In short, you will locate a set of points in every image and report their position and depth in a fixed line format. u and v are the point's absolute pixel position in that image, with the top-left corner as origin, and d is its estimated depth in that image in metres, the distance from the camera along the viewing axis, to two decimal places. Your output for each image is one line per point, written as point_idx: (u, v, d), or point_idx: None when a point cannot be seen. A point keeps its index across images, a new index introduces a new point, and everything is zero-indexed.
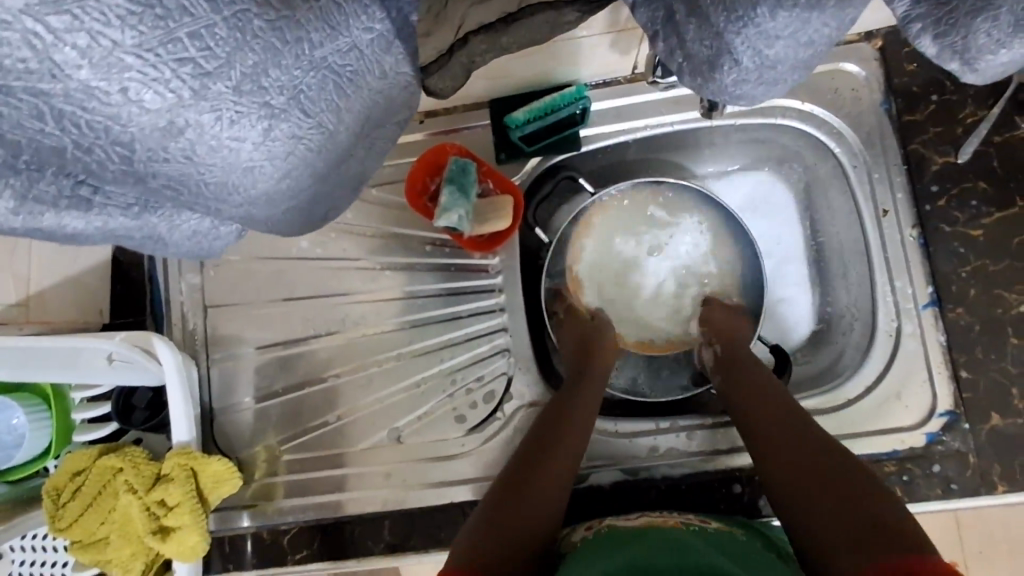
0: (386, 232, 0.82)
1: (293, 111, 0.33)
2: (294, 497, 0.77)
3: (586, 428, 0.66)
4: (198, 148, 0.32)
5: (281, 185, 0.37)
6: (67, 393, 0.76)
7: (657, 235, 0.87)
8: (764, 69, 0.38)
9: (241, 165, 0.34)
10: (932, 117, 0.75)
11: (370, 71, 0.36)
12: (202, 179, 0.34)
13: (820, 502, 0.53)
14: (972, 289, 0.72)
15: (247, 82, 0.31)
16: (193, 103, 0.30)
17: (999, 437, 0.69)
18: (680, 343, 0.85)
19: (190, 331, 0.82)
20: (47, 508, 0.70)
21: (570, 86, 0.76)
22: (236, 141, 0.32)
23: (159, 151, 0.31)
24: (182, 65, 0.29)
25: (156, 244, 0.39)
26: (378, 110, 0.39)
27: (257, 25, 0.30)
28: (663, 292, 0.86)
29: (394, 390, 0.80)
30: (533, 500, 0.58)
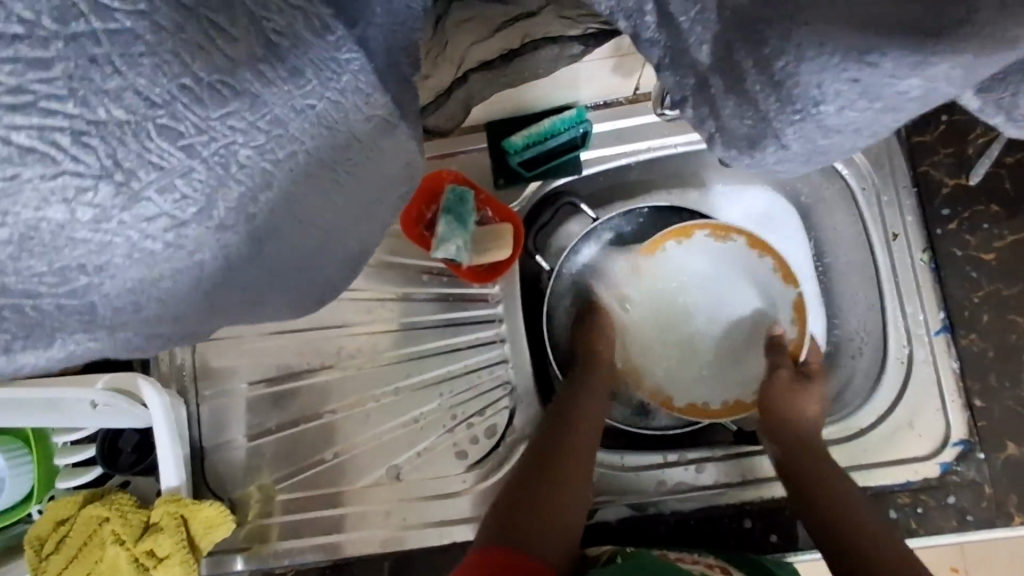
0: (381, 261, 0.79)
1: (282, 225, 0.36)
2: (290, 538, 0.75)
3: (591, 440, 0.66)
4: (186, 286, 0.34)
5: (271, 279, 0.40)
6: (48, 436, 0.72)
7: (699, 280, 0.81)
8: (812, 155, 0.37)
9: (235, 283, 0.37)
10: (942, 138, 0.73)
11: (364, 162, 0.37)
12: (183, 312, 0.36)
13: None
14: (985, 314, 0.70)
15: (232, 216, 0.33)
16: (172, 254, 0.32)
17: (1014, 466, 0.68)
18: (746, 408, 0.78)
19: (178, 366, 0.78)
20: (30, 560, 0.67)
21: (570, 109, 0.73)
22: (220, 270, 0.35)
23: (132, 303, 0.34)
24: (155, 222, 0.31)
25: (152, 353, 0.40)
26: (380, 190, 0.41)
27: (240, 155, 0.31)
28: (718, 347, 0.81)
29: (393, 426, 0.77)
30: (544, 518, 0.58)
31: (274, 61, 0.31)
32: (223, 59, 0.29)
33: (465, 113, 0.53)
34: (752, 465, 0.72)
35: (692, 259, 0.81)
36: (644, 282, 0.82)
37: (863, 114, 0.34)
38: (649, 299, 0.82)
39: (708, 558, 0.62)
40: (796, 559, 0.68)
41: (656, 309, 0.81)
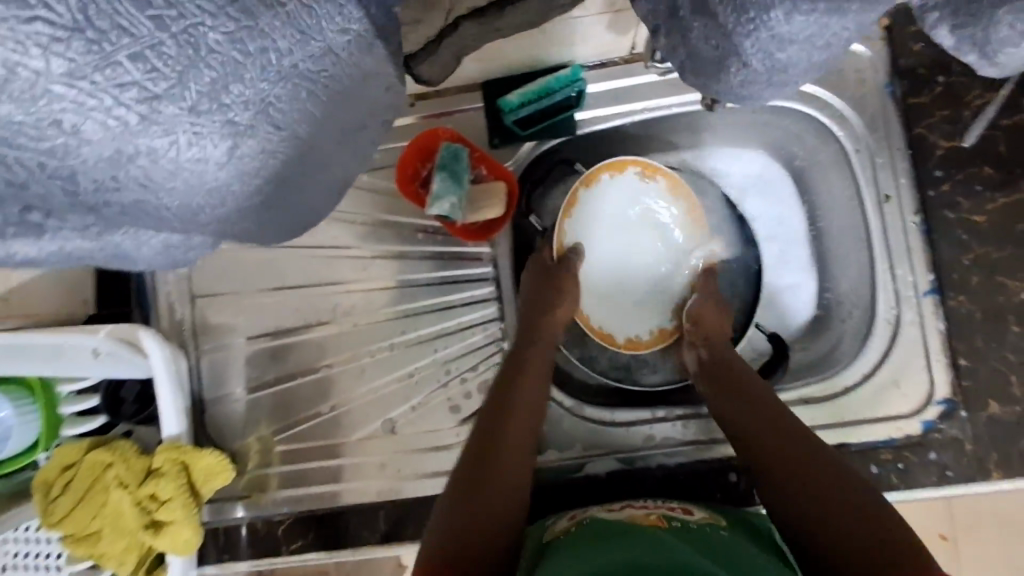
0: (377, 219, 0.80)
1: (263, 130, 0.36)
2: (288, 488, 0.77)
3: (535, 415, 0.64)
4: (155, 174, 0.34)
5: (252, 193, 0.39)
6: (55, 385, 0.74)
7: (627, 215, 0.83)
8: (772, 74, 0.39)
9: (207, 186, 0.36)
10: (939, 99, 0.72)
11: (343, 74, 0.38)
12: (161, 204, 0.36)
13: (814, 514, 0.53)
14: (975, 276, 0.70)
15: (205, 101, 0.33)
16: (143, 130, 0.32)
17: (996, 425, 0.69)
18: (667, 334, 0.83)
19: (178, 321, 0.80)
20: (39, 503, 0.69)
21: (565, 69, 0.73)
22: (198, 161, 0.34)
23: (108, 180, 0.34)
24: (125, 90, 0.31)
25: (124, 261, 0.40)
26: (356, 113, 0.42)
27: (211, 37, 0.31)
28: (642, 280, 0.84)
29: (388, 380, 0.79)
30: (488, 498, 0.56)
31: None
32: None
33: (456, 64, 0.53)
34: None
35: (620, 194, 0.82)
36: (586, 217, 0.82)
37: (813, 20, 0.35)
38: (590, 236, 0.82)
39: (675, 503, 0.64)
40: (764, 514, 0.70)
41: (593, 246, 0.83)
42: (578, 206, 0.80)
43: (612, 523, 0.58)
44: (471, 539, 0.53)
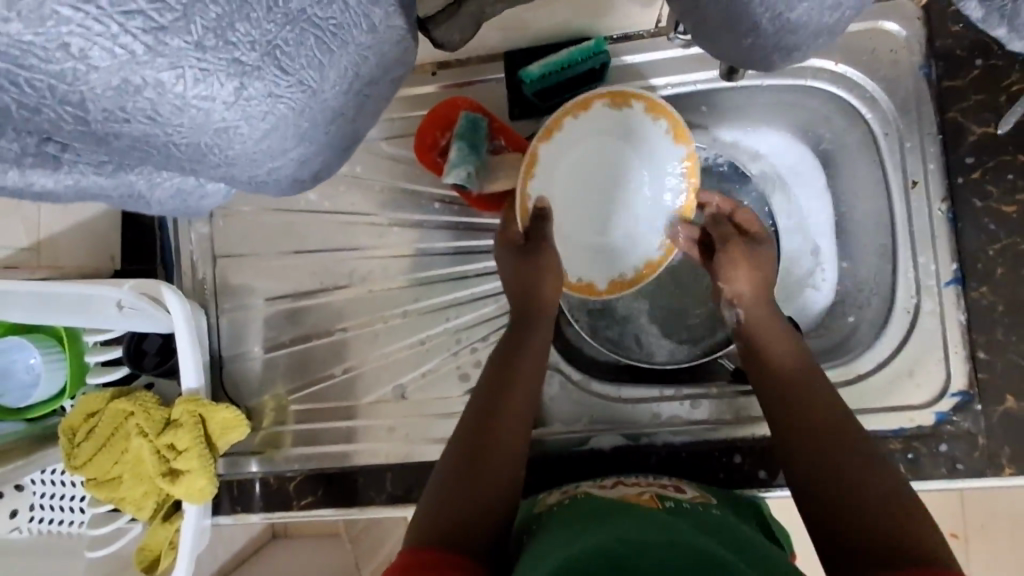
0: (395, 188, 0.81)
1: (273, 72, 0.33)
2: (300, 446, 0.79)
3: (531, 392, 0.64)
4: (161, 108, 0.32)
5: (263, 139, 0.35)
6: (80, 337, 0.77)
7: (597, 151, 0.76)
8: (781, 32, 0.39)
9: (214, 126, 0.33)
10: (975, 83, 0.70)
11: (357, 25, 0.35)
12: (169, 139, 0.33)
13: (831, 500, 0.53)
14: (1000, 268, 0.69)
15: (210, 37, 0.30)
16: (149, 60, 0.30)
17: (1011, 420, 0.68)
18: (656, 266, 0.78)
19: (199, 281, 0.82)
20: (64, 446, 0.73)
21: (589, 40, 0.72)
22: (204, 99, 0.32)
23: (116, 111, 0.31)
24: (130, 18, 0.28)
25: (137, 201, 0.40)
26: (376, 70, 0.38)
27: None
28: (619, 214, 0.78)
29: (401, 346, 0.80)
30: (486, 478, 0.55)
31: None
32: None
33: (474, 29, 0.53)
34: (746, 403, 0.74)
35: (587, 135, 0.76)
36: (553, 165, 0.75)
37: None
38: (560, 183, 0.76)
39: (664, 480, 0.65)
40: (763, 496, 0.70)
41: (563, 192, 0.77)
42: (545, 154, 0.74)
43: (599, 500, 0.59)
44: (466, 505, 0.53)
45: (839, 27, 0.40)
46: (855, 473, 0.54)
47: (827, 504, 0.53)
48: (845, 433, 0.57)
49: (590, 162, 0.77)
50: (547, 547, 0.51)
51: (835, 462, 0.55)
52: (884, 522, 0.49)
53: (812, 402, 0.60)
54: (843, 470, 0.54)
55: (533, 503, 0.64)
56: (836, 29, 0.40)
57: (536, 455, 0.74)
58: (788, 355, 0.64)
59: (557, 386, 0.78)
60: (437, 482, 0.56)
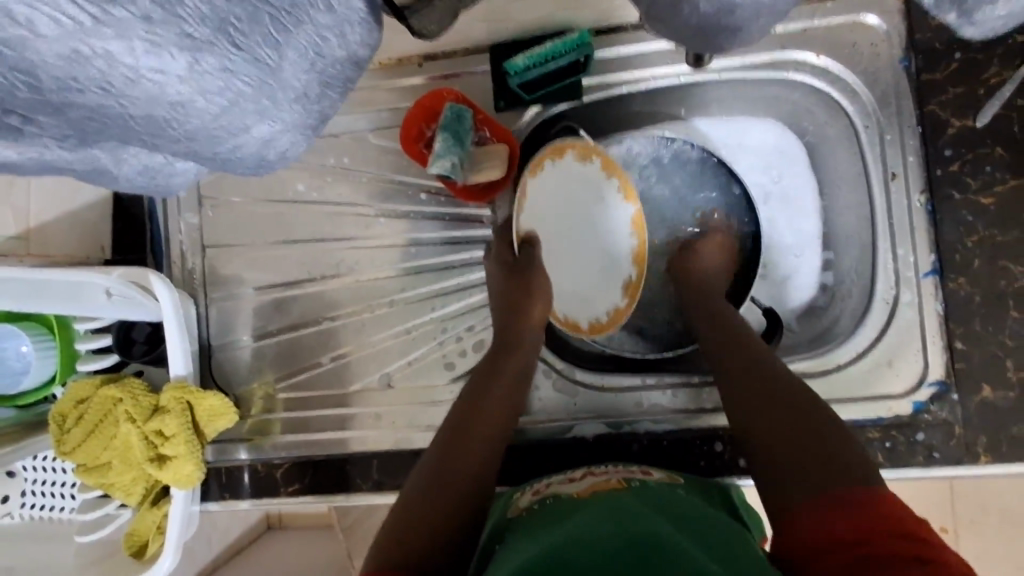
0: (384, 179, 0.82)
1: (226, 48, 0.34)
2: (289, 433, 0.80)
3: (515, 395, 0.67)
4: (114, 81, 0.32)
5: (221, 113, 0.37)
6: (71, 324, 0.78)
7: (569, 202, 0.77)
8: (724, 14, 0.40)
9: (169, 99, 0.34)
10: (953, 77, 0.71)
11: (314, 6, 0.35)
12: (125, 112, 0.34)
13: (783, 449, 0.51)
14: (977, 259, 0.70)
15: (160, 11, 0.31)
16: (97, 31, 0.30)
17: (988, 409, 0.68)
18: (623, 313, 0.77)
19: (189, 270, 0.83)
20: (53, 432, 0.73)
21: (573, 32, 0.73)
22: (157, 72, 0.33)
23: (67, 81, 0.31)
24: None
25: (103, 175, 0.41)
26: (337, 49, 0.39)
27: None
28: (590, 263, 0.79)
29: (389, 335, 0.81)
30: (460, 466, 0.59)
31: None
32: None
33: (452, 19, 0.54)
34: None
35: (555, 184, 0.77)
36: (538, 212, 0.78)
37: None
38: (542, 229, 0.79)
39: (633, 467, 0.66)
40: (740, 483, 0.71)
41: (545, 238, 0.79)
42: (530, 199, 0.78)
43: (574, 499, 0.59)
44: (441, 504, 0.55)
45: (778, 9, 0.41)
46: (812, 422, 0.52)
47: (782, 454, 0.51)
48: (768, 381, 0.58)
49: (562, 211, 0.78)
50: (509, 558, 0.52)
51: (790, 413, 0.54)
52: (837, 463, 0.48)
53: (768, 366, 0.60)
54: (796, 421, 0.53)
55: (507, 504, 0.64)
56: (774, 10, 0.41)
57: (520, 443, 0.75)
58: (743, 328, 0.66)
59: (541, 375, 0.79)
60: (416, 484, 0.58)
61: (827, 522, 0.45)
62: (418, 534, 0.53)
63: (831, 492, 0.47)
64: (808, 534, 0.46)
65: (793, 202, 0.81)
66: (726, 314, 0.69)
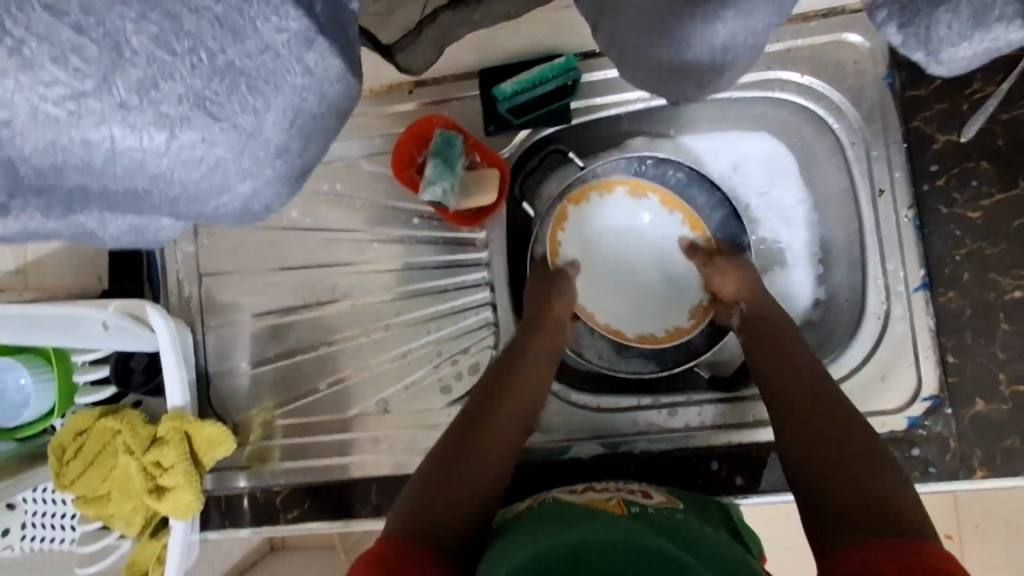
0: (377, 204, 0.82)
1: (202, 124, 0.30)
2: (288, 460, 0.80)
3: (538, 389, 0.67)
4: (94, 162, 0.30)
5: (209, 185, 0.33)
6: (69, 356, 0.79)
7: (621, 227, 0.84)
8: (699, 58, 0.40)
9: (151, 174, 0.31)
10: (938, 93, 0.72)
11: (290, 71, 0.31)
12: (107, 189, 0.32)
13: (831, 477, 0.52)
14: (966, 272, 0.70)
15: (135, 97, 0.29)
16: (73, 123, 0.29)
17: (982, 422, 0.68)
18: (683, 333, 0.82)
19: (186, 298, 0.84)
20: (53, 465, 0.74)
21: (561, 57, 0.74)
22: (136, 150, 0.30)
23: (49, 168, 0.30)
24: (50, 88, 0.28)
25: (91, 239, 0.36)
26: (320, 107, 0.34)
27: (135, 42, 0.28)
28: (644, 286, 0.84)
29: (386, 359, 0.82)
30: (470, 475, 0.57)
31: None
32: None
33: (438, 54, 0.57)
34: (724, 410, 0.75)
35: (609, 210, 0.83)
36: (579, 235, 0.84)
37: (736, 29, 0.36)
38: (587, 250, 0.84)
39: (633, 486, 0.66)
40: (740, 502, 0.71)
41: (591, 259, 0.84)
42: (570, 222, 0.83)
43: (578, 508, 0.59)
44: (443, 508, 0.54)
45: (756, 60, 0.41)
46: (861, 454, 0.52)
47: (828, 485, 0.51)
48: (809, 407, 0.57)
49: (614, 236, 0.84)
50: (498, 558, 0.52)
51: (838, 443, 0.54)
52: (880, 502, 0.48)
53: (820, 387, 0.59)
54: (846, 451, 0.53)
55: (507, 510, 0.65)
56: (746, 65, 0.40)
57: (519, 465, 0.75)
58: (792, 342, 0.65)
59: None
60: (419, 482, 0.57)
61: (873, 554, 0.44)
62: (423, 525, 0.53)
63: (872, 531, 0.46)
64: (839, 562, 0.46)
65: (784, 222, 0.82)
66: (774, 322, 0.68)
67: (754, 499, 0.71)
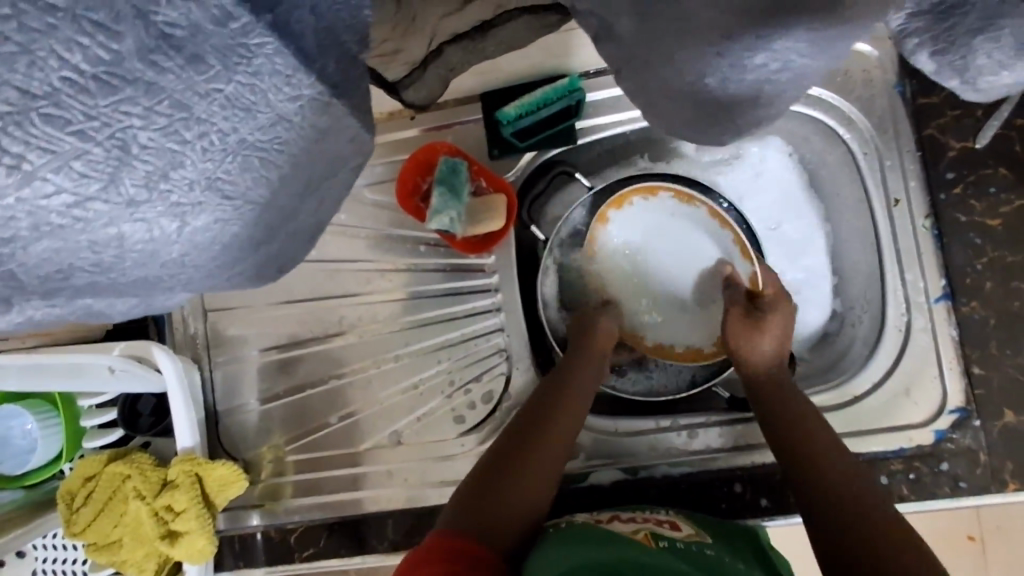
0: (383, 233, 0.81)
1: (214, 203, 0.34)
2: (301, 496, 0.79)
3: (574, 426, 0.65)
4: (105, 257, 0.34)
5: (224, 259, 0.37)
6: (75, 400, 0.77)
7: (668, 233, 0.82)
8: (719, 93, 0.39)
9: (164, 259, 0.35)
10: (950, 100, 0.70)
11: (303, 139, 0.34)
12: (117, 280, 0.36)
13: (867, 548, 0.49)
14: (988, 282, 0.68)
15: (142, 192, 0.32)
16: (83, 227, 0.32)
17: (1012, 434, 0.67)
18: (703, 355, 0.80)
19: (192, 335, 0.82)
20: (62, 511, 0.72)
21: (563, 78, 0.73)
22: (147, 240, 0.34)
23: (67, 267, 0.34)
24: (55, 198, 0.31)
25: (102, 315, 0.39)
26: (326, 165, 0.38)
27: (144, 137, 0.31)
28: (676, 299, 0.82)
29: (397, 389, 0.80)
30: (497, 503, 0.55)
31: (169, 50, 0.29)
32: (106, 53, 0.29)
33: (443, 86, 0.58)
34: (746, 429, 0.74)
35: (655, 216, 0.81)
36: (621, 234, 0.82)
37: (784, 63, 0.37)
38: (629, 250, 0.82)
39: (659, 516, 0.64)
40: (767, 524, 0.70)
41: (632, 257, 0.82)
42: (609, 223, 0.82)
43: (603, 533, 0.56)
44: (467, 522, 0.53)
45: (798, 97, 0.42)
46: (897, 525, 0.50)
47: (863, 554, 0.48)
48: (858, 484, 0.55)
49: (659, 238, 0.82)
50: None
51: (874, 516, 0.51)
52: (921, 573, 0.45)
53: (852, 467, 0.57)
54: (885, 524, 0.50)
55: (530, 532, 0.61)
56: (773, 101, 0.40)
57: None
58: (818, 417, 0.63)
59: None
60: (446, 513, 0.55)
61: None
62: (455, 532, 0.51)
63: None
64: None
65: (798, 249, 0.80)
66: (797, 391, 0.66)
67: (778, 521, 0.70)
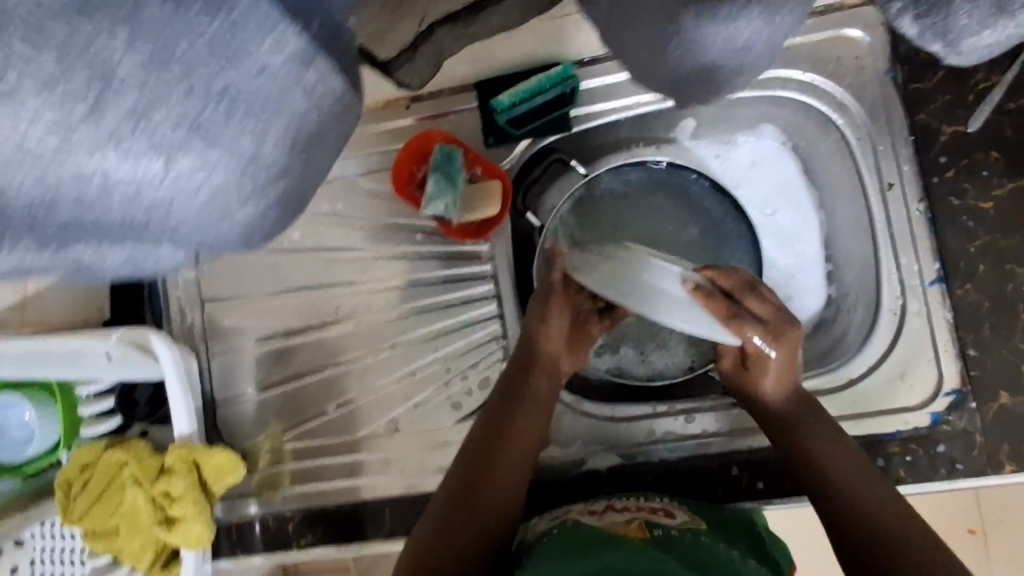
0: (379, 222, 0.81)
1: (200, 146, 0.30)
2: (298, 484, 0.79)
3: (543, 413, 0.67)
4: (85, 198, 0.30)
5: (207, 216, 0.33)
6: (73, 389, 0.77)
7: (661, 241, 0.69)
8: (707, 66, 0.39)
9: (146, 206, 0.31)
10: (941, 85, 0.71)
11: (290, 93, 0.31)
12: (98, 228, 0.31)
13: None
14: (981, 265, 0.69)
15: (128, 124, 0.29)
16: (62, 158, 0.29)
17: (1008, 416, 0.67)
18: None
19: (188, 325, 0.83)
20: (60, 500, 0.72)
21: (557, 66, 0.74)
22: (129, 181, 0.30)
23: (40, 209, 0.30)
24: (36, 124, 0.28)
25: (83, 277, 0.35)
26: (318, 125, 0.34)
27: (125, 67, 0.28)
28: None
29: (394, 378, 0.80)
30: (482, 512, 0.60)
31: None
32: None
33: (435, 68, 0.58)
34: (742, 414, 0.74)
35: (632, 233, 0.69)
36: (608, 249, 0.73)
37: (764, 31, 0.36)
38: None
39: (653, 504, 0.64)
40: (768, 509, 0.69)
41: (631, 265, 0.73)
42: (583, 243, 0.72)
43: (598, 531, 0.57)
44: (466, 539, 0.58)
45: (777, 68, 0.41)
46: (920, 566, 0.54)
47: None
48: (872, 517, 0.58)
49: None
50: None
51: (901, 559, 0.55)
52: None
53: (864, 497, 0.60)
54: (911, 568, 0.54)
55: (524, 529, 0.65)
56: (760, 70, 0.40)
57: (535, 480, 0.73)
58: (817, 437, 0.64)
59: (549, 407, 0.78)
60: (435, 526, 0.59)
61: None
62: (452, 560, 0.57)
63: None
64: None
65: (790, 236, 0.80)
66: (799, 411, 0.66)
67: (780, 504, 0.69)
